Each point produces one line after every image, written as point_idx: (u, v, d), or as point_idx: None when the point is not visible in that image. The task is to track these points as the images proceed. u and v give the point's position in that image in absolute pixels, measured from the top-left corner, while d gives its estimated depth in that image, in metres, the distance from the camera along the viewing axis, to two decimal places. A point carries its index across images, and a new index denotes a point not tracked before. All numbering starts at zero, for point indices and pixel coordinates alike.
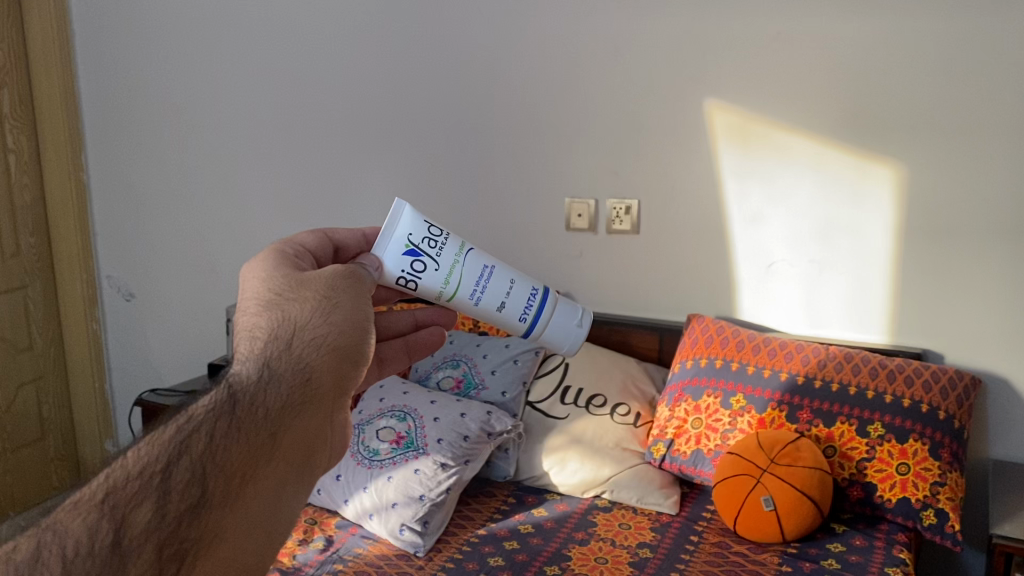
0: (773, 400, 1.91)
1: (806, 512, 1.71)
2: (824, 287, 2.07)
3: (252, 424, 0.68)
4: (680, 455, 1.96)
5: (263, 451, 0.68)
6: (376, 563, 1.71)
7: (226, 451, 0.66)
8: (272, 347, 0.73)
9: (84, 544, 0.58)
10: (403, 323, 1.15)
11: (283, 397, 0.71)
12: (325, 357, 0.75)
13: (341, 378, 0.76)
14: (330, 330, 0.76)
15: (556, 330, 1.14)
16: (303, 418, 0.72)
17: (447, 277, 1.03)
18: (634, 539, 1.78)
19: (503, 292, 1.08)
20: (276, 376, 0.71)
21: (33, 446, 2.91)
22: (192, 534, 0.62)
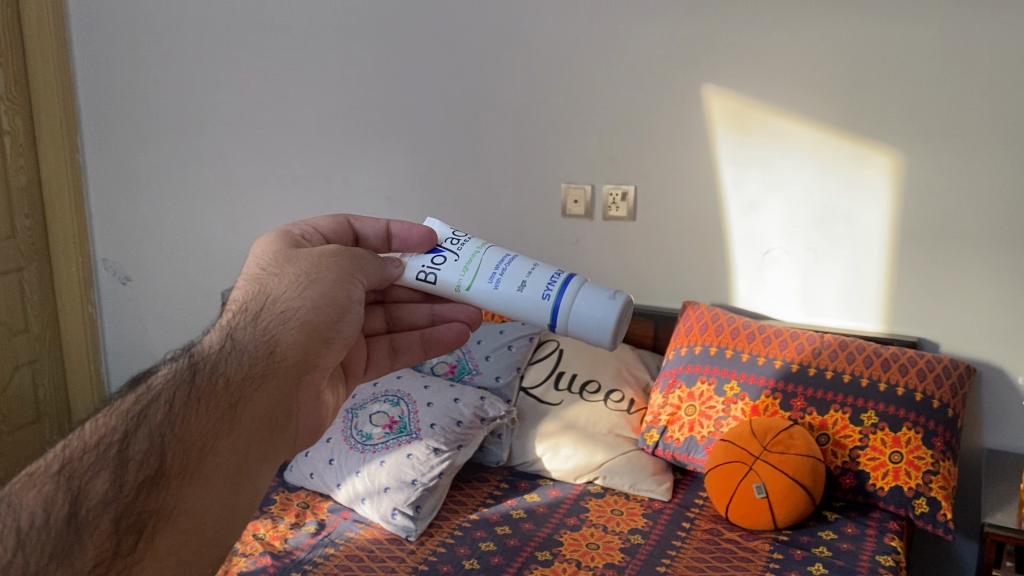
0: (767, 387, 1.90)
1: (798, 500, 1.71)
2: (820, 274, 2.06)
3: (213, 396, 0.75)
4: (674, 442, 1.95)
5: (225, 420, 0.74)
6: (368, 547, 1.71)
7: (186, 421, 0.71)
8: (242, 323, 0.83)
9: (41, 516, 0.62)
10: (420, 316, 1.14)
11: (246, 369, 0.79)
12: (289, 330, 0.84)
13: (305, 354, 0.84)
14: (298, 306, 0.87)
15: (585, 310, 0.97)
16: (261, 392, 0.78)
17: (467, 267, 1.05)
18: (626, 525, 1.78)
19: (522, 276, 1.02)
20: (241, 348, 0.80)
21: (29, 428, 2.92)
22: (152, 504, 0.66)
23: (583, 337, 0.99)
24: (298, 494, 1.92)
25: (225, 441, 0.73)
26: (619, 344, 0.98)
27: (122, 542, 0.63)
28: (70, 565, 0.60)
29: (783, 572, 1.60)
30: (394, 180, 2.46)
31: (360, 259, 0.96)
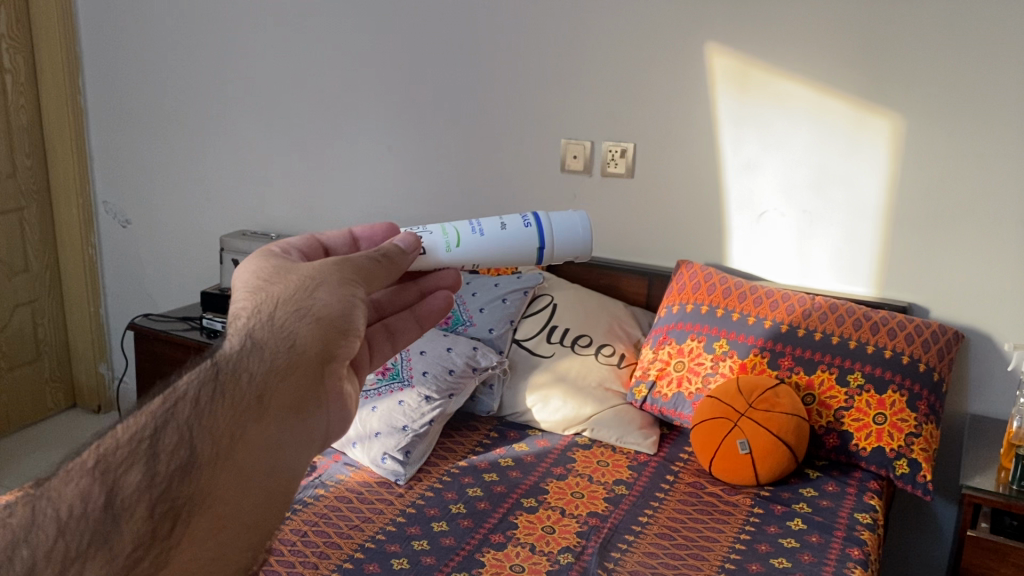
0: (756, 346, 1.93)
1: (781, 457, 1.74)
2: (815, 236, 2.07)
3: (237, 385, 0.60)
4: (662, 397, 1.98)
5: (256, 409, 0.60)
6: (358, 489, 1.75)
7: (213, 413, 0.57)
8: (256, 314, 0.66)
9: (78, 507, 0.52)
10: (408, 295, 1.01)
11: (274, 356, 0.64)
12: (309, 321, 0.68)
13: (333, 342, 0.69)
14: (311, 302, 0.70)
15: (566, 221, 1.08)
16: (291, 383, 0.64)
17: (443, 228, 1.03)
18: (612, 476, 1.82)
19: (496, 221, 1.06)
20: (266, 338, 0.64)
21: (28, 366, 2.97)
22: (186, 491, 0.54)
23: (569, 252, 1.09)
24: None
25: (256, 434, 0.59)
26: (592, 254, 1.11)
27: (158, 528, 0.52)
28: (107, 552, 0.51)
29: (762, 526, 1.64)
30: (394, 130, 2.46)
31: (361, 267, 0.79)
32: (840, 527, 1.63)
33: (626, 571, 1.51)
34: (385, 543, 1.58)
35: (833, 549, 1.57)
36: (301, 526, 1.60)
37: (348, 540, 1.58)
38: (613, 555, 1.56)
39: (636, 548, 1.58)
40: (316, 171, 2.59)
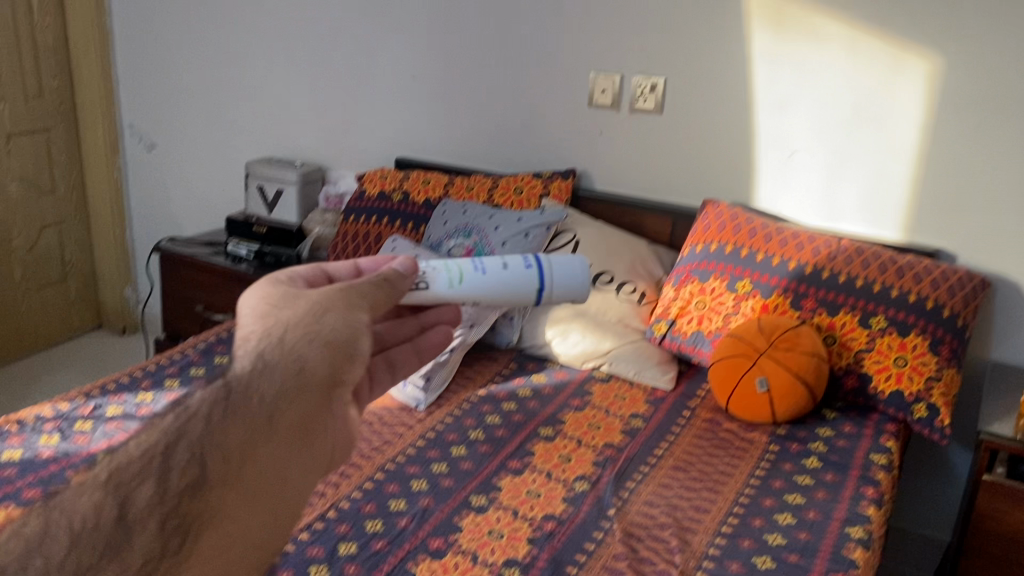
0: (779, 287, 1.92)
1: (798, 395, 1.75)
2: (844, 178, 2.04)
3: (247, 407, 0.68)
4: (681, 335, 1.99)
5: (263, 430, 0.69)
6: (378, 413, 1.78)
7: (225, 431, 0.66)
8: (266, 337, 0.75)
9: (91, 519, 0.57)
10: (406, 329, 1.10)
11: (279, 378, 0.73)
12: (319, 344, 0.78)
13: (335, 369, 0.78)
14: (321, 326, 0.80)
15: (568, 265, 1.10)
16: (294, 409, 0.72)
17: (447, 267, 1.06)
18: (629, 409, 1.84)
19: (501, 259, 1.08)
20: (272, 363, 0.74)
21: (55, 287, 3.01)
22: (196, 508, 0.61)
23: (570, 296, 1.11)
24: None
25: (263, 453, 0.68)
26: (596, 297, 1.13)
27: (167, 542, 0.58)
28: (120, 562, 0.56)
29: (777, 463, 1.66)
30: (421, 59, 2.43)
31: (365, 292, 0.88)
32: (856, 467, 1.65)
33: (641, 500, 1.54)
34: (405, 465, 1.60)
35: (848, 487, 1.58)
36: None
37: (369, 461, 1.60)
38: (629, 485, 1.58)
39: (651, 479, 1.60)
40: (341, 100, 2.58)
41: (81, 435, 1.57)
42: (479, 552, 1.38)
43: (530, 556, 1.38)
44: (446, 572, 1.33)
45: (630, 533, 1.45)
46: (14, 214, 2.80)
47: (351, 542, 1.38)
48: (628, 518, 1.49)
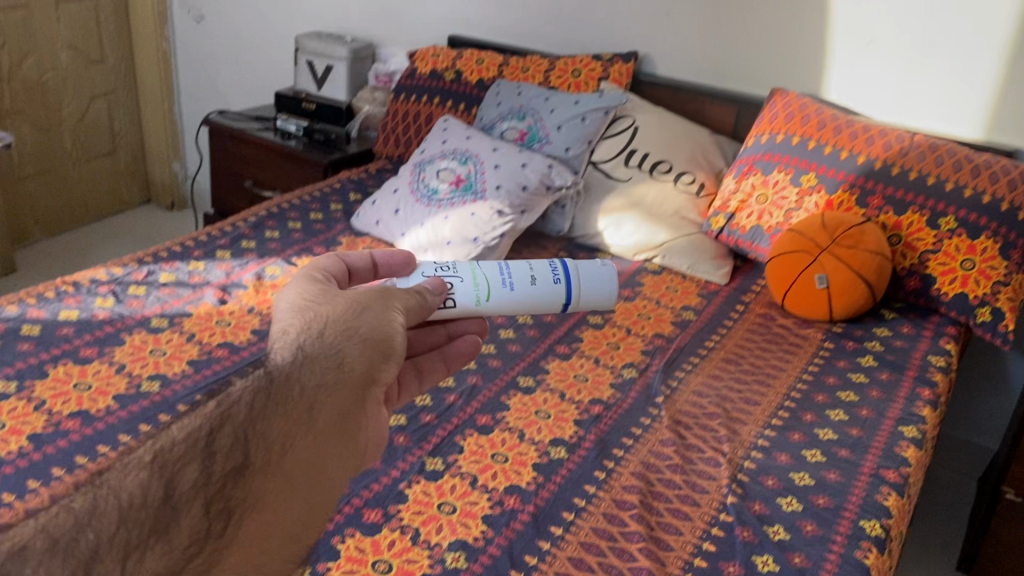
0: (845, 182, 1.85)
1: (858, 294, 1.72)
2: (924, 70, 1.93)
3: (290, 395, 0.70)
4: (739, 229, 1.94)
5: (302, 421, 0.69)
6: None
7: (269, 419, 0.66)
8: (309, 329, 0.77)
9: (139, 497, 0.55)
10: (435, 339, 1.05)
11: (318, 373, 0.73)
12: (357, 342, 0.79)
13: (365, 370, 0.79)
14: (360, 323, 0.81)
15: (585, 279, 1.12)
16: (331, 405, 0.73)
17: (478, 281, 1.05)
18: (680, 301, 1.81)
19: (527, 272, 1.09)
20: (315, 355, 0.75)
21: (104, 158, 3.02)
22: (239, 493, 0.61)
23: (592, 306, 1.14)
24: (363, 240, 1.94)
25: (302, 442, 0.68)
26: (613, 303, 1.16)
27: (212, 525, 0.58)
28: (167, 541, 0.54)
29: (831, 361, 1.63)
30: None
31: (405, 302, 0.89)
32: (912, 368, 1.61)
33: (690, 390, 1.52)
34: None
35: (903, 388, 1.55)
36: None
37: None
38: (678, 375, 1.56)
39: (701, 370, 1.58)
40: None
41: (135, 300, 1.59)
42: (526, 431, 1.38)
43: (577, 437, 1.38)
44: (493, 447, 1.33)
45: (678, 421, 1.43)
46: (64, 83, 2.78)
47: (400, 414, 1.39)
48: (677, 407, 1.47)
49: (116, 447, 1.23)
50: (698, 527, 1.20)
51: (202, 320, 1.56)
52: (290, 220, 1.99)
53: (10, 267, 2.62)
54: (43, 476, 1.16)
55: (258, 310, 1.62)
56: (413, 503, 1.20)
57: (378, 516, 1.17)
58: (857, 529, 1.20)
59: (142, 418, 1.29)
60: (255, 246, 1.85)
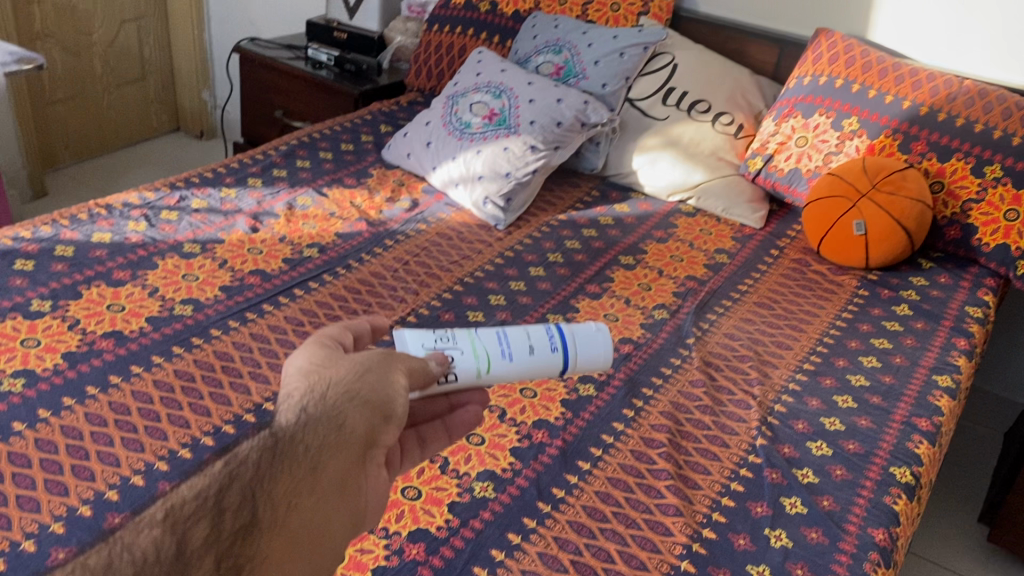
0: (889, 127, 1.80)
1: (895, 241, 1.69)
2: (978, 13, 1.86)
3: (294, 452, 0.65)
4: (776, 172, 1.91)
5: (304, 482, 0.64)
6: (459, 228, 1.75)
7: (273, 479, 0.62)
8: (310, 393, 0.71)
9: (151, 554, 0.53)
10: (435, 405, 0.91)
11: (322, 430, 0.68)
12: (359, 403, 0.71)
13: (372, 427, 0.72)
14: (362, 385, 0.73)
15: (582, 342, 0.94)
16: (338, 460, 0.67)
17: (476, 351, 0.90)
18: (714, 245, 1.79)
19: (526, 342, 0.92)
20: (316, 417, 0.69)
21: (134, 84, 3.00)
22: (245, 552, 0.57)
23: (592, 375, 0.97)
24: (394, 173, 1.93)
25: (309, 503, 0.63)
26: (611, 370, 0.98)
27: None
28: None
29: (865, 308, 1.61)
30: None
31: (410, 363, 0.80)
32: (948, 318, 1.59)
33: (722, 332, 1.51)
34: (483, 280, 1.59)
35: (938, 338, 1.53)
36: (401, 256, 1.63)
37: (448, 274, 1.59)
38: (709, 318, 1.55)
39: (733, 314, 1.56)
40: None
41: (167, 225, 1.59)
42: None
43: (606, 375, 1.37)
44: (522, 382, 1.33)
45: (708, 362, 1.42)
46: (95, 6, 2.75)
47: None
48: (707, 349, 1.46)
49: (149, 367, 1.24)
50: (726, 468, 1.20)
51: (233, 246, 1.56)
52: (320, 150, 1.97)
53: (40, 191, 2.64)
54: (78, 394, 1.17)
55: (289, 239, 1.62)
56: None
57: None
58: (887, 474, 1.19)
59: (175, 341, 1.30)
60: (286, 175, 1.84)
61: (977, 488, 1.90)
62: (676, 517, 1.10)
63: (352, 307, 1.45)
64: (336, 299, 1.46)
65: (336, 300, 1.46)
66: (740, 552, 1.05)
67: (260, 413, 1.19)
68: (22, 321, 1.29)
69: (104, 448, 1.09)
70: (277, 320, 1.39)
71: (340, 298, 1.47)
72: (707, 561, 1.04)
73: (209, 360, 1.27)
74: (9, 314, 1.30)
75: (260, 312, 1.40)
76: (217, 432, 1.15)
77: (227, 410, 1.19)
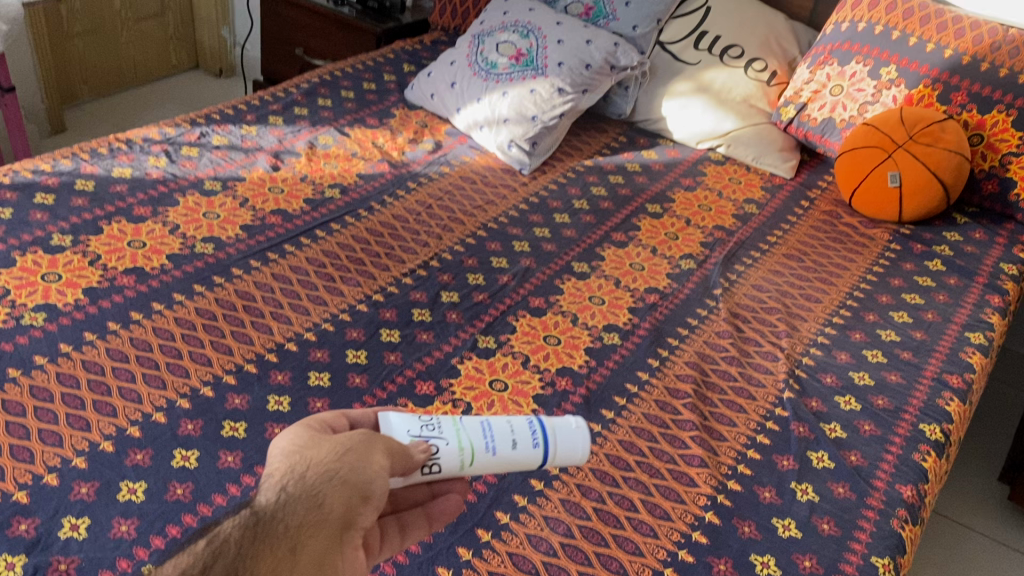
0: (928, 77, 1.74)
1: (930, 195, 1.64)
2: None
3: (274, 535, 0.57)
4: (809, 122, 1.86)
5: (280, 571, 0.55)
6: (483, 172, 1.72)
7: (250, 566, 0.54)
8: (287, 475, 0.62)
9: None
10: (414, 491, 0.76)
11: (301, 509, 0.59)
12: (341, 483, 0.62)
13: (356, 505, 0.63)
14: (341, 464, 0.63)
15: (575, 433, 0.76)
16: (320, 543, 0.59)
17: (462, 442, 0.72)
18: (743, 194, 1.75)
19: (509, 434, 0.73)
20: (293, 498, 0.60)
21: (153, 20, 2.95)
22: None
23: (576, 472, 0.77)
24: (417, 113, 1.90)
25: None
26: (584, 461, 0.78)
27: None
28: None
29: (897, 263, 1.57)
30: None
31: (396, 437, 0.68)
32: (982, 275, 1.55)
33: (749, 284, 1.48)
34: (507, 226, 1.56)
35: (971, 294, 1.49)
36: (424, 199, 1.60)
37: (471, 218, 1.57)
38: (737, 269, 1.52)
39: (762, 265, 1.53)
40: None
41: (188, 162, 1.57)
42: (580, 316, 1.36)
43: (631, 325, 1.35)
44: (546, 329, 1.31)
45: (736, 314, 1.40)
46: None
47: (452, 292, 1.37)
48: (735, 300, 1.43)
49: (170, 305, 1.23)
50: (753, 420, 1.18)
51: (254, 185, 1.54)
52: (342, 89, 1.93)
53: (59, 126, 2.62)
54: (99, 330, 1.16)
55: (311, 179, 1.59)
56: (465, 378, 1.19)
57: (430, 389, 1.16)
58: (916, 431, 1.17)
59: (196, 279, 1.29)
60: (307, 114, 1.81)
61: (998, 455, 1.86)
62: (701, 468, 1.08)
63: (374, 250, 1.43)
64: (358, 242, 1.44)
65: (358, 242, 1.44)
66: (766, 505, 1.04)
67: (281, 353, 1.18)
68: (43, 255, 1.27)
69: (125, 384, 1.09)
70: (298, 260, 1.37)
71: (362, 241, 1.45)
72: (732, 513, 1.02)
73: (230, 299, 1.26)
74: (29, 248, 1.28)
75: (282, 252, 1.38)
76: (239, 372, 1.14)
77: (248, 350, 1.18)
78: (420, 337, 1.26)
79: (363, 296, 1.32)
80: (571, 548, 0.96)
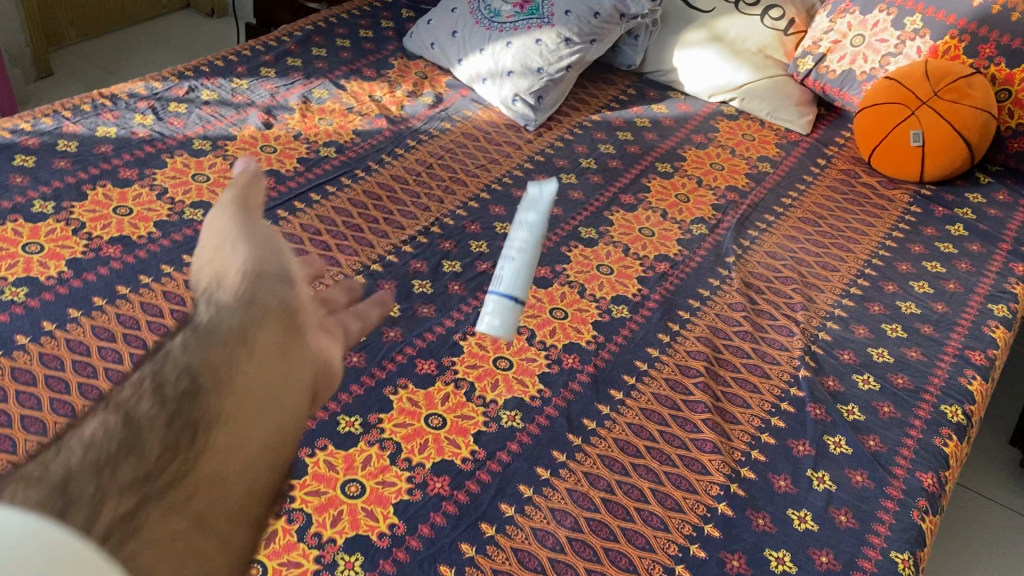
0: (955, 28, 1.65)
1: (953, 155, 1.57)
2: None
3: (219, 324, 0.48)
4: (828, 74, 1.77)
5: (237, 357, 0.46)
6: (486, 128, 1.64)
7: (203, 353, 0.45)
8: (222, 273, 0.53)
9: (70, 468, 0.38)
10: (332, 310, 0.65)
11: (234, 316, 0.49)
12: (273, 273, 0.55)
13: (280, 298, 0.53)
14: (265, 254, 0.56)
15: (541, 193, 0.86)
16: (274, 329, 0.50)
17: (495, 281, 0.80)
18: (757, 152, 1.67)
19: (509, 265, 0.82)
20: (233, 296, 0.51)
21: None
22: (180, 434, 0.42)
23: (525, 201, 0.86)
24: (416, 64, 1.81)
25: (244, 369, 0.46)
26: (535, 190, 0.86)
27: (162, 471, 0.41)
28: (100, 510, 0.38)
29: (918, 227, 1.51)
30: None
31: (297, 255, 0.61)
32: (1006, 241, 1.48)
33: (764, 250, 1.42)
34: (511, 187, 1.49)
35: (994, 261, 1.43)
36: (424, 158, 1.53)
37: (474, 179, 1.50)
38: (751, 234, 1.45)
39: (776, 230, 1.47)
40: None
41: (176, 119, 1.49)
42: (588, 287, 1.30)
43: (641, 296, 1.29)
44: (552, 302, 1.26)
45: (749, 284, 1.34)
46: None
47: (455, 261, 1.31)
48: (749, 268, 1.37)
49: (159, 278, 1.17)
50: (767, 401, 1.13)
51: (245, 143, 1.47)
52: (338, 37, 1.84)
53: (46, 70, 2.52)
54: (83, 305, 1.11)
55: (305, 136, 1.52)
56: (468, 356, 1.14)
57: (432, 368, 1.11)
58: (937, 414, 1.13)
59: (185, 249, 1.23)
60: (301, 64, 1.72)
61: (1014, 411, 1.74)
62: (713, 454, 1.04)
63: (372, 215, 1.37)
64: (355, 206, 1.38)
65: (355, 206, 1.38)
66: (781, 495, 1.00)
67: None
68: (24, 224, 1.21)
69: (112, 365, 1.04)
70: (292, 227, 1.30)
71: (359, 205, 1.38)
72: (746, 504, 0.99)
73: None
74: (10, 216, 1.22)
75: (275, 219, 1.32)
76: None
77: None
78: (421, 311, 1.20)
79: (361, 266, 1.26)
80: (578, 543, 0.92)
